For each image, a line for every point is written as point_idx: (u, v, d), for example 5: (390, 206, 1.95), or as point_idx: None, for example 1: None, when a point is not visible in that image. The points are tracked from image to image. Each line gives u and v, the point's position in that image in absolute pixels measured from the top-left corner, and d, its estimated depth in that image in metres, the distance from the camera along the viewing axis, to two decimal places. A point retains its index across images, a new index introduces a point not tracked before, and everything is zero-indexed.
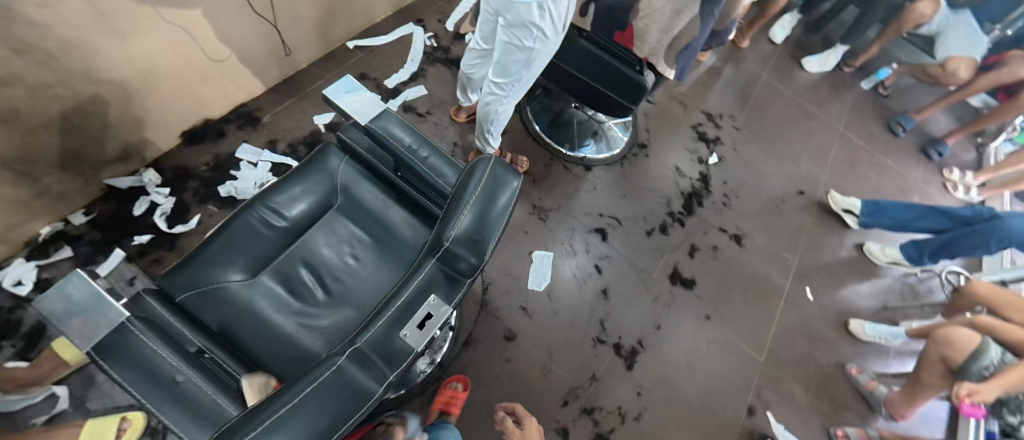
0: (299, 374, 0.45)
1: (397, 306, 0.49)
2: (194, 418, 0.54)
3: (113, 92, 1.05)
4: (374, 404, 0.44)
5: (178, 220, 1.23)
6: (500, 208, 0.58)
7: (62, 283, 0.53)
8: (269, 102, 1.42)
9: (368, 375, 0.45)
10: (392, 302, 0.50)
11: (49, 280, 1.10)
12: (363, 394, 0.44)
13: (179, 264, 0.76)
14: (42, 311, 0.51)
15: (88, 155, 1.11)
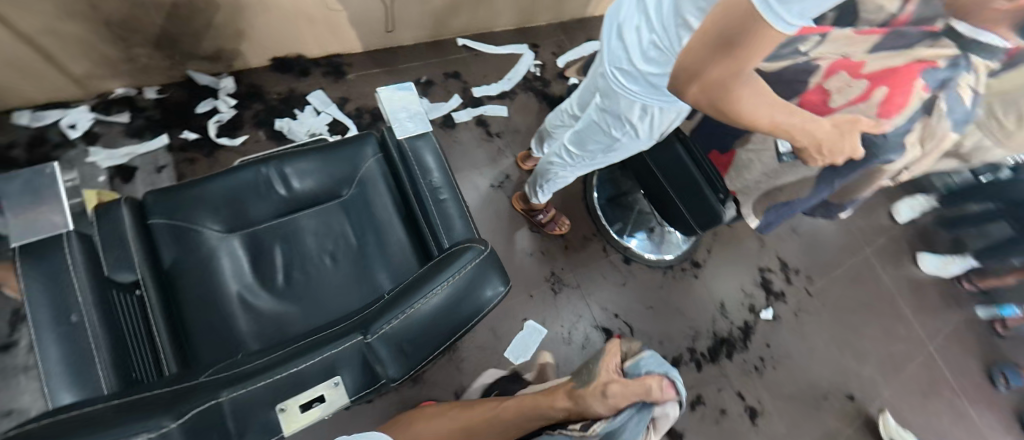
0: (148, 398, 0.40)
1: (285, 375, 0.43)
2: (68, 367, 0.50)
3: (226, 1, 1.08)
4: None
5: (227, 133, 1.26)
6: (460, 319, 0.52)
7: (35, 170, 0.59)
8: (361, 63, 1.43)
9: None
10: (286, 366, 0.44)
11: (98, 135, 1.16)
12: None
13: (172, 188, 0.75)
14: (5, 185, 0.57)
15: (182, 45, 1.16)
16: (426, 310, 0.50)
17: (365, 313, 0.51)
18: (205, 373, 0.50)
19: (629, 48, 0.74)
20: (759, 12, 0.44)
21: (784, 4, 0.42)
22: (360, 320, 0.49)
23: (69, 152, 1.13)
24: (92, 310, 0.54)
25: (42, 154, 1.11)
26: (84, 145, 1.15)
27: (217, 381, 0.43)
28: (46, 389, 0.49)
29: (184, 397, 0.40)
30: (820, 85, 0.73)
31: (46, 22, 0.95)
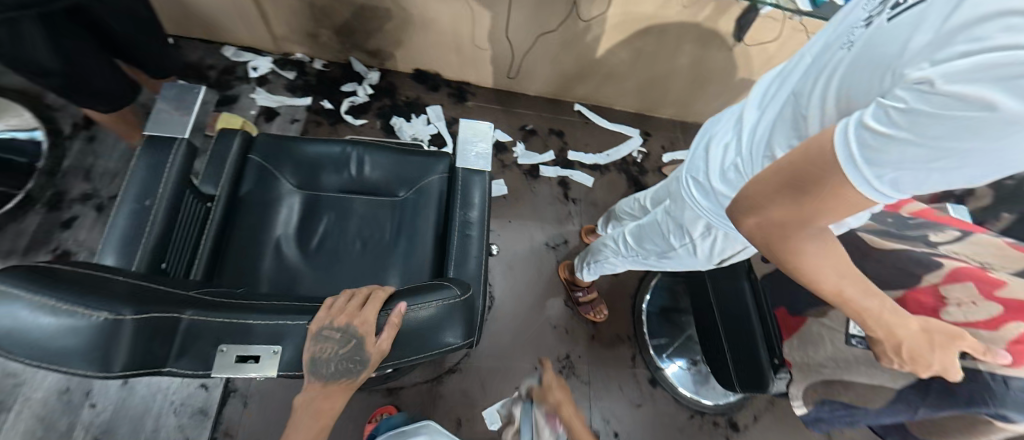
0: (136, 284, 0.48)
1: (237, 323, 0.48)
2: (122, 236, 0.63)
3: (399, 15, 1.29)
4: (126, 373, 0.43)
5: (354, 113, 1.47)
6: (413, 347, 0.54)
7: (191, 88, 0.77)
8: (484, 96, 1.58)
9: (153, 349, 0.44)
10: (242, 316, 0.48)
11: (266, 80, 1.44)
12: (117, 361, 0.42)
13: (279, 137, 0.91)
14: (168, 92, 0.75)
15: (354, 37, 1.40)
16: (376, 321, 0.53)
17: (330, 299, 0.55)
18: (201, 289, 0.58)
19: (709, 161, 0.69)
20: (838, 163, 0.36)
21: (873, 166, 0.35)
22: (325, 305, 0.54)
23: (241, 86, 1.41)
24: (162, 202, 0.67)
25: (225, 81, 1.40)
26: (254, 85, 1.43)
27: (194, 298, 0.50)
28: (101, 247, 0.62)
29: (157, 299, 0.46)
30: (935, 288, 0.68)
31: None
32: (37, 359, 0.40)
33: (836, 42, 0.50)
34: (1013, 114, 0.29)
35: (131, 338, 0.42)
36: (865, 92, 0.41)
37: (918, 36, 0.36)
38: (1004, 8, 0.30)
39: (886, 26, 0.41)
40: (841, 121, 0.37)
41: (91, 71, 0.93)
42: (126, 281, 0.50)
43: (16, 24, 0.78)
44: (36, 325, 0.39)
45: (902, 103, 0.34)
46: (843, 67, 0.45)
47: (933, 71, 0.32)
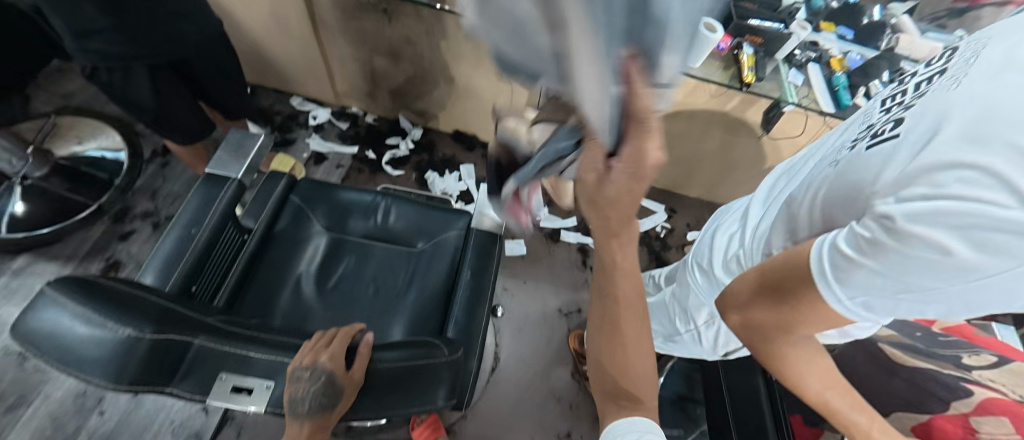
0: (164, 306, 0.54)
1: (239, 352, 0.51)
2: (164, 259, 0.71)
3: (446, 83, 1.43)
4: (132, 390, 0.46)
5: (394, 165, 1.59)
6: (399, 402, 0.55)
7: (248, 134, 0.88)
8: None
9: (163, 368, 0.47)
10: (245, 348, 0.51)
11: (321, 128, 1.60)
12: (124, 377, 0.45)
13: (319, 183, 1.01)
14: (231, 137, 0.87)
15: (405, 98, 1.55)
16: (343, 358, 0.58)
17: (309, 342, 0.58)
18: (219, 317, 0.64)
19: (715, 250, 0.70)
20: (814, 281, 0.40)
21: (845, 287, 0.38)
22: (307, 350, 0.56)
23: (299, 132, 1.57)
24: (206, 231, 0.75)
25: (286, 127, 1.57)
26: (311, 131, 1.58)
27: (209, 326, 0.54)
28: (143, 266, 0.70)
29: (176, 322, 0.50)
30: (966, 417, 0.69)
31: (341, 55, 1.41)
32: (68, 365, 0.44)
33: (828, 158, 0.54)
34: (964, 258, 0.34)
35: (145, 355, 0.45)
36: (846, 211, 0.46)
37: (889, 170, 0.41)
38: (963, 162, 0.35)
39: (865, 153, 0.46)
40: (818, 240, 0.41)
41: (179, 111, 1.08)
42: (158, 301, 0.56)
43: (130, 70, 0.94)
44: (76, 332, 0.44)
45: (869, 232, 0.37)
46: (828, 183, 0.50)
47: (898, 206, 0.37)
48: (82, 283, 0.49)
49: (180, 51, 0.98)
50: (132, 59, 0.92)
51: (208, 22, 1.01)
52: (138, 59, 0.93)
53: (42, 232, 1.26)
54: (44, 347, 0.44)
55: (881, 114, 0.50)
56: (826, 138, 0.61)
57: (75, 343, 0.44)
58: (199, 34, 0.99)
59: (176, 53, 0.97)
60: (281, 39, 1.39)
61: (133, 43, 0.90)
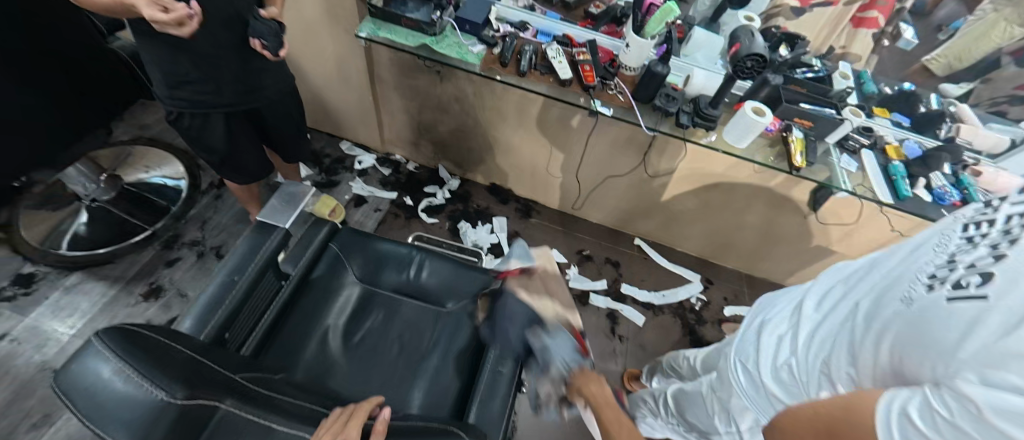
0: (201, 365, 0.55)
1: (260, 419, 0.50)
2: (205, 307, 0.74)
3: (487, 139, 1.49)
4: None
5: (429, 212, 1.61)
6: None
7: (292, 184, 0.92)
8: (548, 215, 1.68)
9: None
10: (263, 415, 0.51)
11: (364, 173, 1.66)
12: None
13: (359, 232, 1.05)
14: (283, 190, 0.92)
15: (446, 150, 1.61)
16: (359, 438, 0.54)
17: (326, 420, 0.56)
18: (246, 375, 0.64)
19: (761, 350, 0.66)
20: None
21: None
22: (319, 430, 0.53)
23: (343, 175, 1.63)
24: (247, 278, 0.79)
25: (332, 170, 1.64)
26: (355, 175, 1.65)
27: (238, 390, 0.54)
28: (184, 312, 0.73)
29: (207, 387, 0.50)
30: None
31: (392, 107, 1.50)
32: (98, 428, 0.44)
33: (897, 286, 0.50)
34: None
35: (173, 422, 0.45)
36: (916, 358, 0.43)
37: (972, 337, 0.39)
38: None
39: (942, 304, 0.44)
40: (885, 401, 0.41)
41: (245, 155, 1.17)
42: (196, 357, 0.56)
43: (209, 117, 1.03)
44: (118, 394, 0.45)
45: (946, 412, 0.37)
46: (899, 319, 0.47)
47: (983, 393, 0.36)
48: (126, 337, 0.51)
49: (254, 101, 1.07)
50: (211, 108, 1.01)
51: (280, 76, 1.11)
52: (218, 109, 1.01)
53: (100, 252, 1.34)
54: (83, 407, 0.45)
55: (966, 250, 0.47)
56: (902, 252, 0.56)
57: (119, 401, 0.45)
58: (272, 87, 1.08)
59: (251, 104, 1.06)
60: (339, 90, 1.49)
61: (218, 93, 1.00)
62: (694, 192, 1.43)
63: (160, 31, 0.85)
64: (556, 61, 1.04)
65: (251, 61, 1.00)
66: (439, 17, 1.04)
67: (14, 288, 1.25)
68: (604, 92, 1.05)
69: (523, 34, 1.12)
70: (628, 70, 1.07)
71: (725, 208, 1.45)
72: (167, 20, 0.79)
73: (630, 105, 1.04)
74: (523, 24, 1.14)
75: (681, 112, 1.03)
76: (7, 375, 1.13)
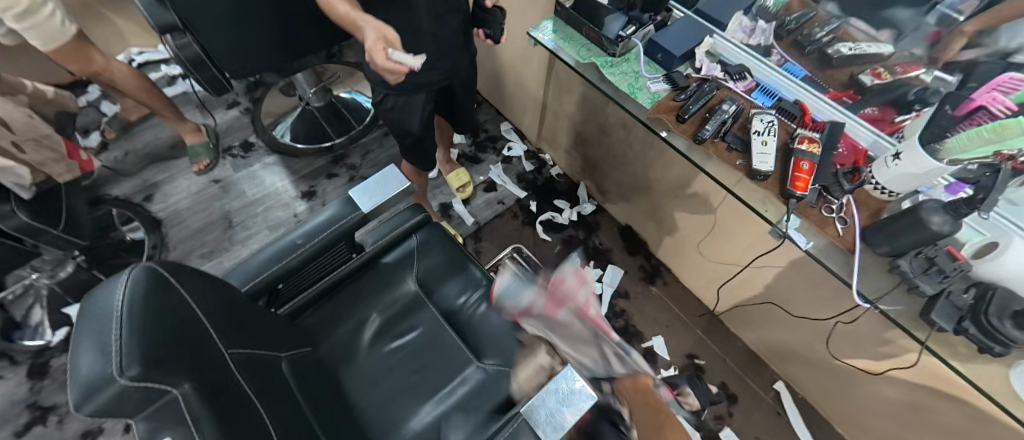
0: (191, 340, 0.57)
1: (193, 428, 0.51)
2: (268, 259, 0.79)
3: (642, 182, 1.29)
4: (105, 418, 0.49)
5: (548, 227, 1.49)
6: None
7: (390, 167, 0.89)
8: (674, 291, 1.41)
9: (128, 408, 0.50)
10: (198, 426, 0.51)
11: (509, 160, 1.61)
12: (100, 409, 0.48)
13: (443, 235, 1.00)
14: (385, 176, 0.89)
15: (596, 172, 1.45)
16: None
17: None
18: (245, 349, 0.67)
19: None
20: None
21: None
22: None
23: (489, 156, 1.61)
24: (309, 246, 0.81)
25: (483, 148, 1.63)
26: (499, 159, 1.61)
27: (203, 375, 0.56)
28: (251, 255, 0.79)
29: (173, 365, 0.53)
30: None
31: (560, 112, 1.39)
32: (74, 361, 0.50)
33: None
34: None
35: (112, 394, 0.48)
36: None
37: None
38: None
39: None
40: None
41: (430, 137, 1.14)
42: (201, 320, 0.61)
43: (412, 98, 0.97)
44: (97, 340, 0.50)
45: None
46: None
47: None
48: (150, 283, 0.57)
49: None
50: (417, 87, 0.95)
51: (466, 62, 1.02)
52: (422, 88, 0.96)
53: (295, 146, 1.63)
54: (78, 332, 0.51)
55: None
56: None
57: (98, 351, 0.49)
58: (456, 68, 0.99)
59: (447, 82, 1.00)
60: (521, 76, 1.42)
61: None
62: (900, 381, 0.96)
63: (375, 68, 0.74)
64: (758, 139, 0.73)
65: (446, 48, 0.92)
66: (630, 34, 0.83)
67: (238, 150, 1.63)
68: (810, 206, 0.70)
69: (732, 84, 0.82)
70: (880, 192, 0.70)
71: (940, 426, 0.95)
72: (384, 65, 0.71)
73: (852, 247, 0.67)
74: (741, 69, 0.84)
75: (939, 293, 0.62)
76: (206, 210, 1.50)
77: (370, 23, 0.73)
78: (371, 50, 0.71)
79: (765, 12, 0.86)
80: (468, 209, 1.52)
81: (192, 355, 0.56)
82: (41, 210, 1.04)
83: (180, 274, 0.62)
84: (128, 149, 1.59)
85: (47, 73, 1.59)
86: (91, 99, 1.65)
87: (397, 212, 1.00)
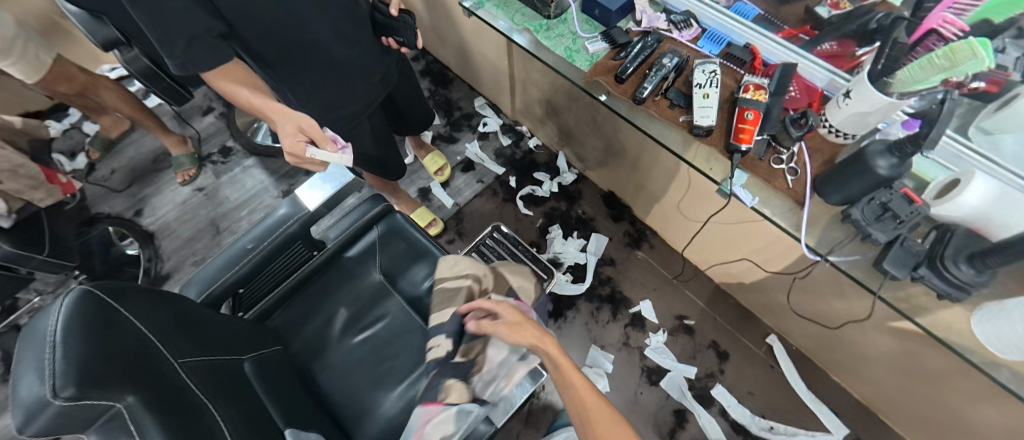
0: (134, 353, 0.59)
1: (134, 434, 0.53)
2: (221, 265, 0.81)
3: (616, 144, 1.23)
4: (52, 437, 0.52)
5: (529, 201, 1.46)
6: None
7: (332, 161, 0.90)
8: (661, 253, 1.37)
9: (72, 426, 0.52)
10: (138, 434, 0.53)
11: (485, 137, 1.57)
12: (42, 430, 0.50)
13: (404, 223, 0.99)
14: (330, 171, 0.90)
15: (571, 140, 1.40)
16: None
17: None
18: (202, 357, 0.69)
19: None
20: None
21: None
22: None
23: (465, 134, 1.58)
24: (261, 249, 0.82)
25: (457, 126, 1.59)
26: (475, 136, 1.58)
27: (148, 384, 0.58)
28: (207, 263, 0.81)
29: (111, 379, 0.55)
30: None
31: (527, 80, 1.33)
32: (15, 385, 0.52)
33: None
34: None
35: (52, 414, 0.50)
36: None
37: None
38: None
39: None
40: None
41: (395, 148, 1.02)
42: (147, 334, 0.63)
43: (356, 128, 0.84)
44: (35, 364, 0.53)
45: None
46: None
47: None
48: (87, 304, 0.59)
49: None
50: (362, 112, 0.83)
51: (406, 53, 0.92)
52: (358, 116, 0.82)
53: (273, 146, 1.63)
54: (17, 359, 0.54)
55: None
56: None
57: (35, 375, 0.52)
58: (389, 76, 0.83)
59: (387, 94, 0.86)
60: (483, 47, 1.36)
61: None
62: (894, 330, 0.90)
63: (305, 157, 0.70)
64: (699, 92, 0.68)
65: (368, 69, 0.77)
66: None
67: (218, 157, 1.64)
68: (758, 159, 0.65)
69: (676, 34, 0.76)
70: (835, 135, 0.65)
71: (933, 372, 0.90)
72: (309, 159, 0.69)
73: (802, 199, 0.63)
74: (686, 15, 0.77)
75: (893, 240, 0.57)
76: (194, 219, 1.54)
77: (284, 113, 0.68)
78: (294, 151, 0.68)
79: None
80: (447, 191, 1.49)
81: (135, 368, 0.58)
82: (24, 236, 1.08)
83: (120, 293, 0.64)
84: (114, 167, 1.62)
85: (29, 102, 1.62)
86: (58, 130, 1.66)
87: (358, 204, 1.00)
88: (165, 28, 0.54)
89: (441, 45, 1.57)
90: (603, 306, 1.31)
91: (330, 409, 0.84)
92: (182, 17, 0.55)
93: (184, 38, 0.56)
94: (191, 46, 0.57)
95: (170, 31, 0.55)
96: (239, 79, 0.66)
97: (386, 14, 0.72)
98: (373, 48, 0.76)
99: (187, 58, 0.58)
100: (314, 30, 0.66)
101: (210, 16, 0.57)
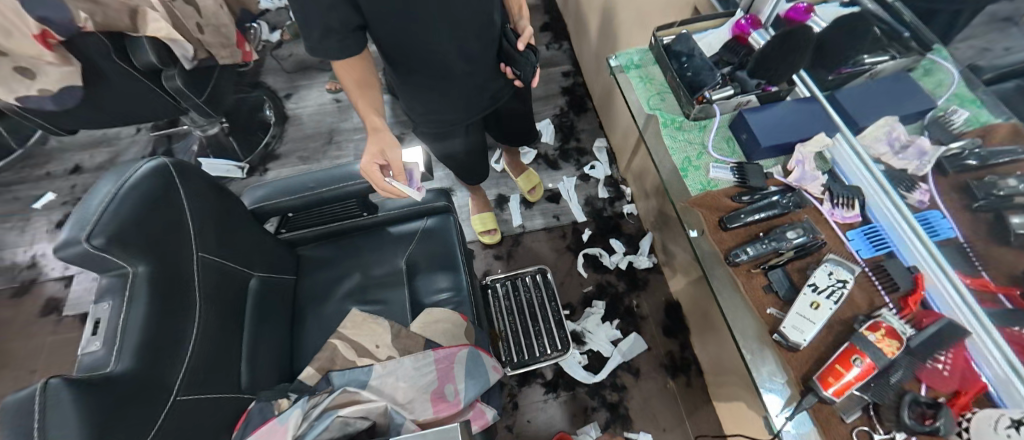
0: (172, 229, 0.66)
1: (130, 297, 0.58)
2: (285, 187, 0.87)
3: None
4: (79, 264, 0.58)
5: (591, 263, 1.36)
6: None
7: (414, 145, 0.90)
8: (696, 396, 1.17)
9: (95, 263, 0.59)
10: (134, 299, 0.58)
11: (586, 179, 1.49)
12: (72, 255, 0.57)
13: (450, 229, 0.97)
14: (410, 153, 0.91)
15: (666, 230, 1.25)
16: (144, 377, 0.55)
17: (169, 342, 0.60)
18: (221, 255, 0.75)
19: None
20: None
21: None
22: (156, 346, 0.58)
23: (569, 167, 1.51)
24: (317, 190, 0.86)
25: (567, 156, 1.53)
26: (578, 173, 1.50)
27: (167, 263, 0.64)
28: (277, 181, 0.89)
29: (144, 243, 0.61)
30: None
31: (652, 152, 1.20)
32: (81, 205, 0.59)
33: None
34: None
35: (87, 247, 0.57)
36: None
37: None
38: None
39: None
40: None
41: (482, 158, 1.00)
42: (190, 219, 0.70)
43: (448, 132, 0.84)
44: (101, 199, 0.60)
45: None
46: None
47: None
48: (159, 176, 0.67)
49: None
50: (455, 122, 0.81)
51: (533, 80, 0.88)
52: (453, 124, 0.81)
53: None
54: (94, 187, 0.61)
55: None
56: None
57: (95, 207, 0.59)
58: (499, 95, 0.81)
59: (492, 110, 0.84)
60: None
61: None
62: None
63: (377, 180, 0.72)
64: (809, 297, 0.52)
65: (477, 88, 0.76)
66: (717, 98, 0.65)
67: None
68: (837, 415, 0.50)
69: (826, 208, 0.60)
70: None
71: None
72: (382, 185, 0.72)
73: None
74: (851, 193, 0.60)
75: None
76: (319, 122, 1.72)
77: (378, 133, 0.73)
78: (366, 171, 0.72)
79: (942, 127, 0.62)
80: (523, 210, 1.45)
81: (167, 241, 0.64)
82: (193, 80, 1.29)
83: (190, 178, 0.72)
84: (293, 53, 1.87)
85: None
86: (273, 6, 1.97)
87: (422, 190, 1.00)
88: (308, 16, 0.57)
89: (594, 74, 1.50)
90: (600, 410, 1.17)
91: (297, 351, 0.89)
92: (325, 11, 0.56)
93: (321, 28, 0.58)
94: (324, 36, 0.58)
95: (311, 20, 0.57)
96: (354, 77, 0.70)
97: (511, 45, 0.71)
98: (490, 69, 0.74)
99: (317, 42, 0.59)
100: (439, 44, 0.64)
101: (352, 10, 0.58)
